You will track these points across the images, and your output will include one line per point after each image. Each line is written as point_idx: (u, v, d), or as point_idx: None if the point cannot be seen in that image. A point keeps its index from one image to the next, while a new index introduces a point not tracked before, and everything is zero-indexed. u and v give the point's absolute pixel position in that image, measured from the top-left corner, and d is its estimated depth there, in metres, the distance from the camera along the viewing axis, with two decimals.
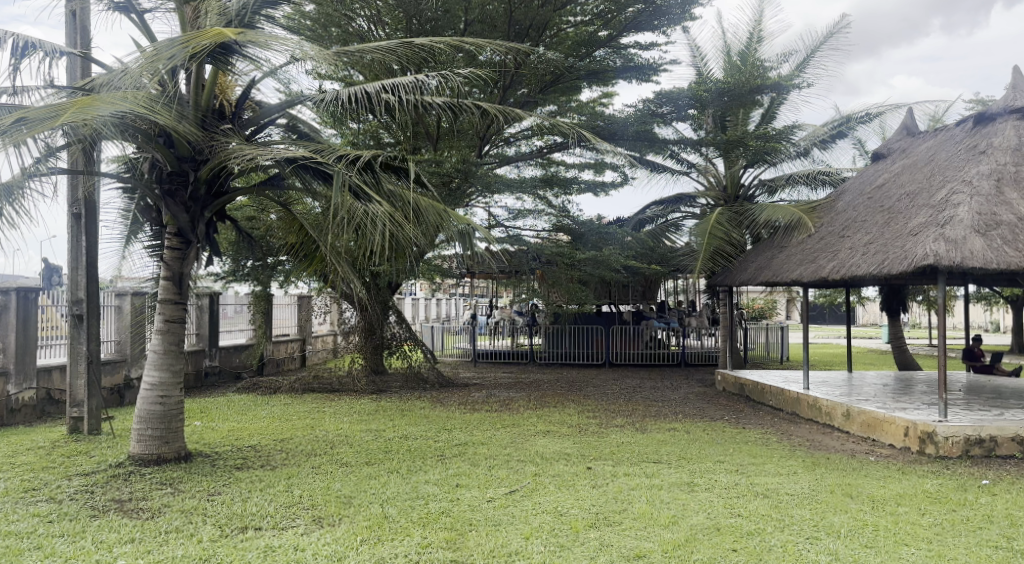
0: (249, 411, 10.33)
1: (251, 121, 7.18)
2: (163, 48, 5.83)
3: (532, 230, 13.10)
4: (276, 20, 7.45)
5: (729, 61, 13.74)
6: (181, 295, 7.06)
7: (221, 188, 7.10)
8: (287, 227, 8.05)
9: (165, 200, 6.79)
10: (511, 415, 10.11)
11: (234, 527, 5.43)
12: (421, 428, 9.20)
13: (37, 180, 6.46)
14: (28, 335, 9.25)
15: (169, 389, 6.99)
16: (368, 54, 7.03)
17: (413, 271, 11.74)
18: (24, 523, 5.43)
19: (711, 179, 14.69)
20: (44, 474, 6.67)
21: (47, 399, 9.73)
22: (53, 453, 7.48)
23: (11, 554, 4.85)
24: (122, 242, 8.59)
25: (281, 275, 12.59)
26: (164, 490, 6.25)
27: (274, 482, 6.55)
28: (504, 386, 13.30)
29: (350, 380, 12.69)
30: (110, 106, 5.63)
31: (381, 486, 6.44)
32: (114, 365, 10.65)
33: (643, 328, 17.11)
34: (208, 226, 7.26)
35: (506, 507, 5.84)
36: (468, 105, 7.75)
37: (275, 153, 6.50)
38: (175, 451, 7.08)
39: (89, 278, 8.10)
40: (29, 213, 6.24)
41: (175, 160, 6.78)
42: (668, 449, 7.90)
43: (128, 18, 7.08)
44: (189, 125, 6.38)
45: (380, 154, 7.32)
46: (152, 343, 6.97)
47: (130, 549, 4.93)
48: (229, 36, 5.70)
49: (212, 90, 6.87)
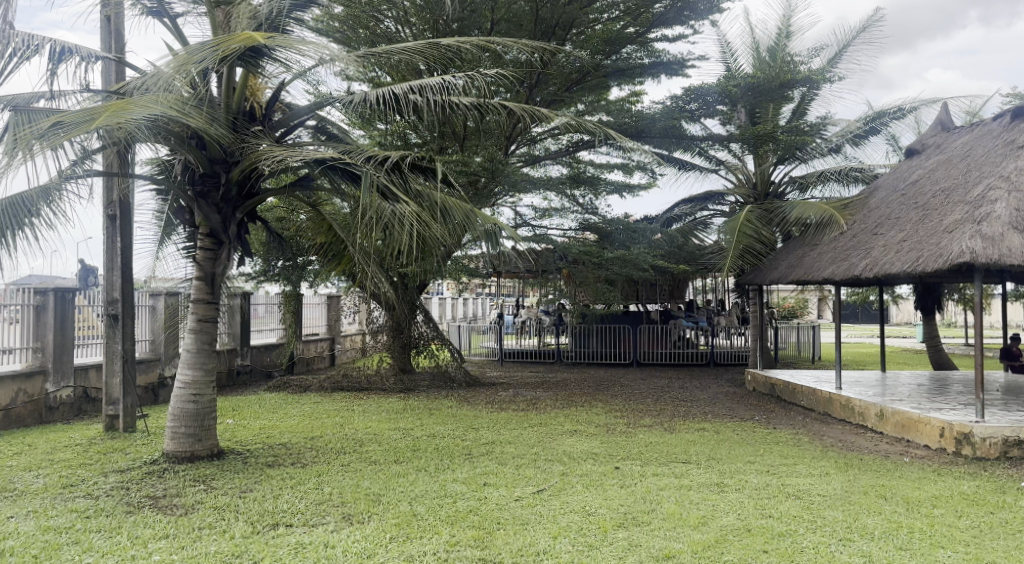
0: (280, 410, 10.40)
1: (283, 123, 7.31)
2: (195, 51, 5.94)
3: (558, 229, 13.14)
4: (306, 22, 7.52)
5: (758, 57, 13.54)
6: (213, 295, 7.19)
7: (252, 188, 7.23)
8: (316, 227, 8.15)
9: (198, 202, 6.94)
10: (539, 416, 10.06)
11: (265, 523, 5.51)
12: (448, 427, 9.19)
13: (74, 183, 6.61)
14: (66, 335, 9.49)
15: (201, 388, 7.11)
16: (394, 55, 7.08)
17: (440, 270, 11.79)
18: (63, 517, 5.57)
19: (741, 177, 14.50)
20: (81, 471, 6.83)
21: (83, 398, 9.93)
22: (90, 450, 7.64)
23: (49, 549, 4.97)
24: (156, 243, 8.73)
25: (311, 275, 12.66)
26: (197, 487, 6.36)
27: (304, 479, 6.64)
28: (532, 386, 13.27)
29: (377, 379, 12.83)
30: (143, 109, 5.73)
31: (409, 485, 6.47)
32: (148, 364, 10.87)
33: (671, 328, 17.05)
34: (240, 227, 7.39)
35: (534, 507, 5.83)
36: (494, 106, 7.74)
37: (305, 154, 6.58)
38: (207, 449, 7.21)
39: (124, 279, 8.24)
40: (65, 214, 6.39)
41: (207, 162, 6.89)
42: (697, 449, 7.82)
43: (161, 23, 7.19)
44: (220, 127, 6.49)
45: (408, 154, 7.39)
46: (184, 343, 7.11)
47: (165, 545, 5.03)
48: (260, 40, 5.79)
49: (242, 92, 6.99)
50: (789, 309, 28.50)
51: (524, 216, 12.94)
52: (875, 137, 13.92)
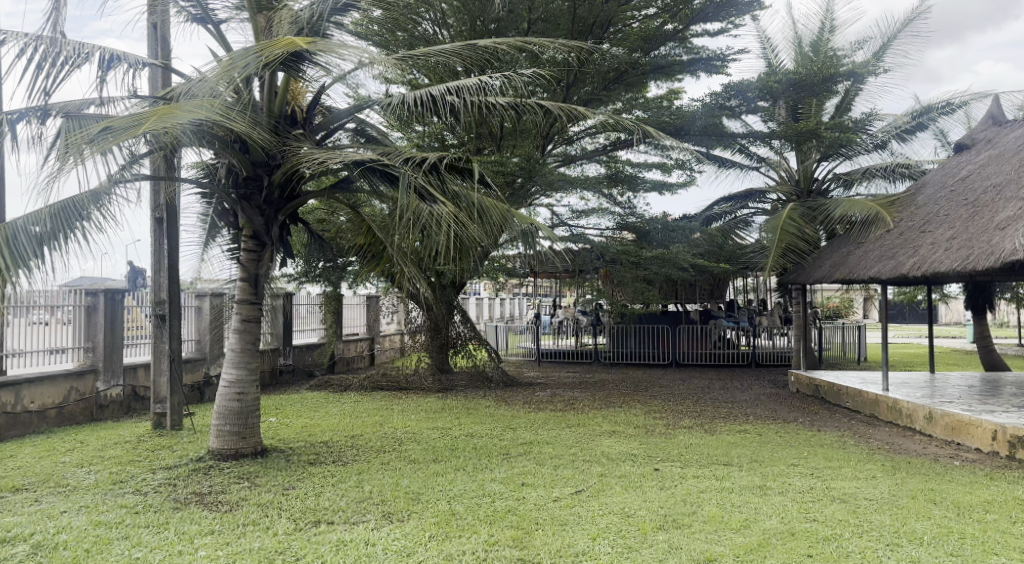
0: (322, 409, 10.56)
1: (323, 126, 7.42)
2: (239, 57, 6.05)
3: (595, 228, 13.08)
4: (345, 26, 7.62)
5: (799, 52, 13.29)
6: (256, 296, 7.34)
7: (294, 191, 7.35)
8: (356, 229, 8.25)
9: (242, 205, 7.10)
10: (577, 416, 10.02)
11: (307, 521, 5.59)
12: (486, 427, 9.23)
13: (123, 187, 6.81)
14: (116, 335, 9.78)
15: (245, 387, 7.26)
16: (431, 57, 7.14)
17: (477, 270, 11.83)
18: (113, 513, 5.74)
19: (783, 174, 14.23)
20: (131, 468, 7.02)
21: (133, 396, 10.22)
22: (139, 447, 7.86)
23: (101, 543, 5.11)
24: (202, 246, 8.93)
25: (351, 275, 12.84)
26: (241, 483, 6.50)
27: (345, 477, 6.72)
28: (570, 387, 13.22)
29: (416, 378, 12.85)
30: (189, 114, 5.87)
31: (448, 484, 6.52)
32: (195, 363, 11.13)
33: (711, 328, 16.81)
34: (282, 229, 7.53)
35: (572, 507, 5.81)
36: (531, 105, 7.74)
37: (344, 156, 6.67)
38: (252, 446, 7.36)
39: (172, 281, 8.45)
40: (115, 217, 6.59)
41: (250, 165, 7.03)
42: (738, 451, 7.70)
43: (205, 29, 7.35)
44: (262, 131, 6.61)
45: (445, 155, 7.42)
46: (228, 342, 7.26)
47: (210, 541, 5.14)
48: (302, 45, 5.87)
49: (284, 97, 7.12)
50: (832, 309, 27.93)
51: (561, 216, 12.91)
52: (923, 132, 13.53)
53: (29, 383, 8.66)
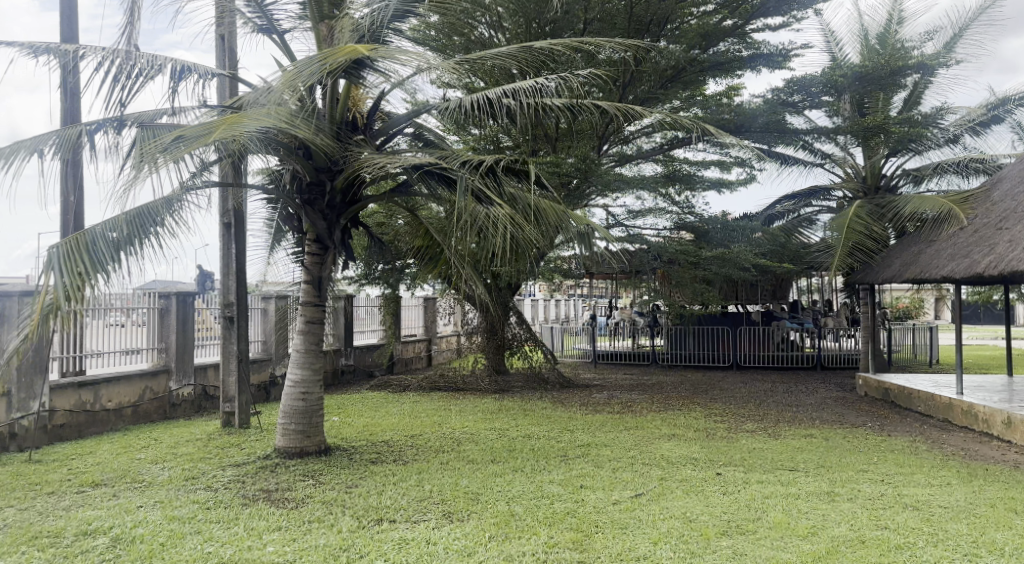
0: (382, 408, 10.74)
1: (382, 131, 7.58)
2: (303, 66, 6.21)
3: (653, 228, 12.94)
4: (404, 32, 7.73)
5: (866, 45, 12.87)
6: (320, 298, 7.52)
7: (355, 196, 7.52)
8: (414, 232, 8.38)
9: (305, 209, 7.31)
10: (636, 418, 9.92)
11: (370, 518, 5.70)
12: (543, 428, 9.23)
13: (194, 193, 7.07)
14: (187, 336, 10.17)
15: (310, 386, 7.44)
16: (488, 60, 7.19)
17: (533, 271, 11.85)
18: (186, 508, 5.96)
19: (849, 170, 13.79)
20: (202, 464, 7.29)
21: (203, 395, 10.60)
22: (210, 445, 8.15)
23: (175, 537, 5.31)
24: (268, 249, 9.21)
25: (409, 277, 13.03)
26: (306, 481, 6.67)
27: (406, 476, 6.82)
28: (628, 389, 13.09)
29: (473, 379, 13.02)
30: (256, 122, 6.06)
31: (507, 484, 6.55)
32: (261, 363, 11.49)
33: (773, 330, 16.27)
34: (344, 233, 7.70)
35: (632, 511, 5.76)
36: (588, 105, 7.71)
37: (403, 161, 6.77)
38: (316, 444, 7.54)
39: (240, 284, 8.75)
40: (186, 223, 6.84)
41: (313, 171, 7.22)
42: (804, 456, 7.50)
43: (270, 39, 7.56)
44: (325, 137, 6.77)
45: (502, 158, 7.46)
46: (293, 343, 7.46)
47: (278, 536, 5.29)
48: (364, 52, 6.00)
49: (345, 104, 7.28)
50: (902, 310, 26.89)
51: (617, 216, 12.81)
52: (1000, 125, 12.90)
53: (107, 382, 9.07)
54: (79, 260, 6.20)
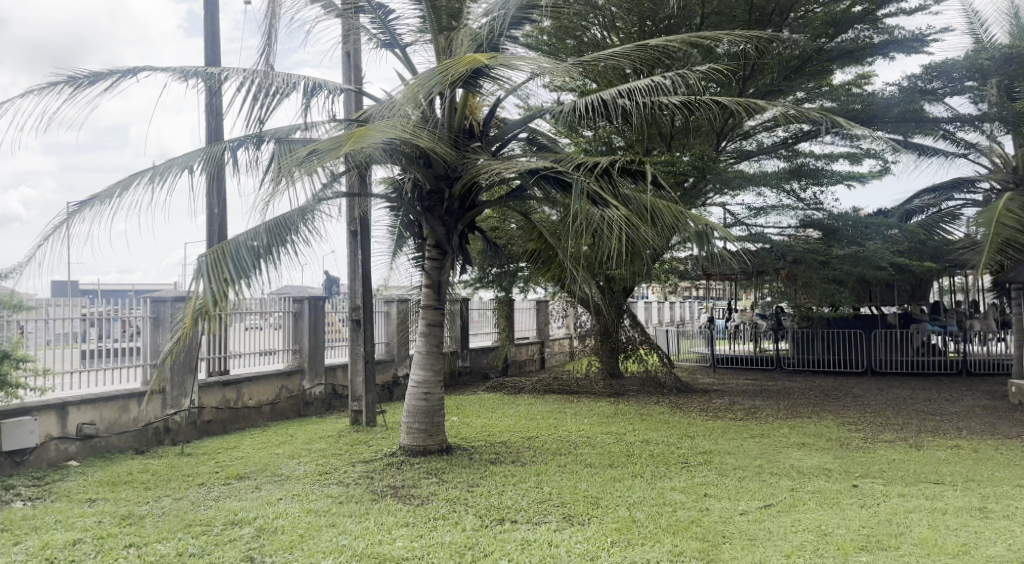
0: (499, 410, 10.92)
1: (498, 137, 7.72)
2: (426, 77, 6.41)
3: (776, 227, 12.42)
4: (519, 38, 7.84)
5: (1016, 23, 11.82)
6: (439, 301, 7.75)
7: (472, 201, 7.70)
8: (528, 235, 8.47)
9: (426, 216, 7.57)
10: (760, 425, 9.55)
11: (492, 518, 5.80)
12: (662, 433, 9.07)
13: (325, 203, 7.48)
14: (317, 338, 10.76)
15: (431, 387, 7.68)
16: (603, 61, 7.16)
17: (649, 273, 11.68)
18: (322, 501, 6.30)
19: (997, 160, 12.69)
20: (334, 460, 7.68)
21: (332, 394, 11.17)
22: (340, 441, 8.58)
23: (313, 528, 5.61)
24: (390, 255, 9.60)
25: (522, 280, 13.18)
26: (430, 479, 6.88)
27: (525, 477, 6.90)
28: (749, 394, 12.63)
29: (587, 382, 12.95)
30: (382, 134, 6.32)
31: (628, 489, 6.48)
32: (385, 364, 11.97)
33: (912, 333, 15.31)
34: (461, 238, 7.90)
35: (761, 521, 5.55)
36: (706, 102, 7.51)
37: (519, 166, 6.86)
38: (438, 444, 7.77)
39: (365, 288, 9.17)
40: (318, 230, 7.25)
41: (433, 178, 7.45)
42: (952, 469, 6.95)
43: (393, 54, 7.88)
44: (445, 145, 6.97)
45: (617, 159, 7.40)
46: (415, 345, 7.73)
47: (406, 532, 5.49)
48: (483, 62, 6.12)
49: (463, 112, 7.46)
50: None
51: (737, 215, 12.39)
52: None
53: (249, 381, 9.74)
54: (225, 267, 6.68)
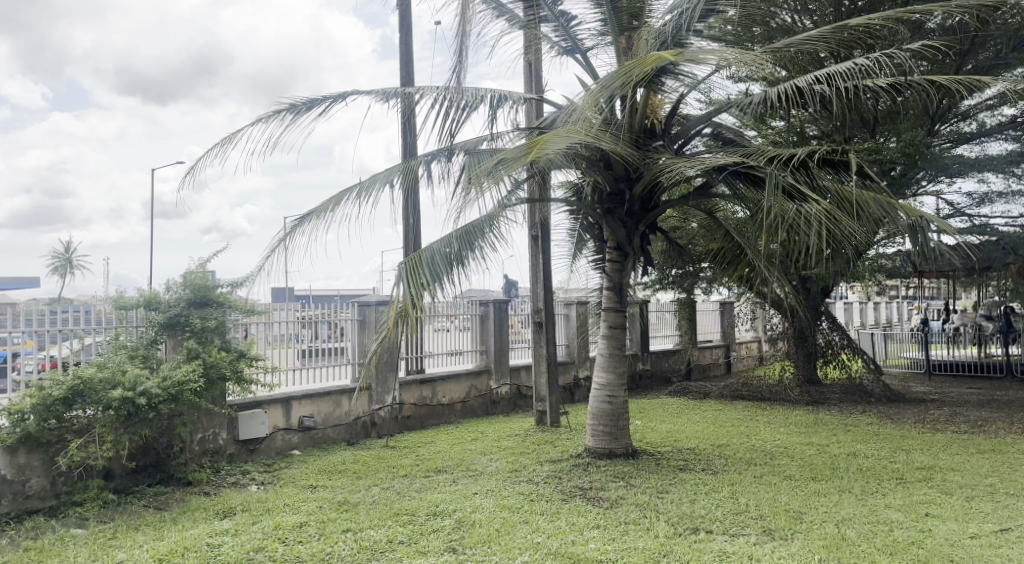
0: (685, 415, 10.61)
1: (681, 135, 7.50)
2: (609, 80, 6.35)
3: (1005, 217, 10.95)
4: (703, 31, 7.58)
5: None
6: (621, 304, 7.71)
7: (654, 202, 7.55)
8: (712, 235, 8.17)
9: (606, 218, 7.55)
10: (989, 441, 8.45)
11: (686, 526, 5.64)
12: (870, 446, 8.32)
13: (509, 209, 7.70)
14: (503, 340, 11.11)
15: (615, 390, 7.63)
16: (796, 48, 6.71)
17: (849, 271, 10.78)
18: (514, 498, 6.48)
19: None
20: (523, 459, 7.88)
21: (518, 395, 11.48)
22: (527, 441, 8.78)
23: (507, 524, 5.77)
24: (570, 258, 9.70)
25: (705, 281, 12.73)
26: (618, 482, 6.84)
27: (718, 487, 6.63)
28: (974, 405, 11.22)
29: (780, 388, 12.16)
30: (565, 139, 6.37)
31: (834, 505, 6.01)
32: (567, 366, 12.10)
33: None
34: (643, 239, 7.78)
35: (999, 549, 4.90)
36: (917, 82, 6.78)
37: (705, 163, 6.61)
38: (624, 447, 7.70)
39: (547, 291, 9.34)
40: (504, 236, 7.48)
41: (613, 181, 7.41)
42: None
43: (574, 59, 7.96)
44: (627, 147, 6.89)
45: (813, 150, 6.90)
46: (598, 347, 7.74)
47: (598, 535, 5.49)
48: (669, 59, 5.95)
49: (644, 111, 7.32)
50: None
51: (955, 205, 11.09)
52: None
53: (443, 380, 10.29)
54: (422, 273, 7.09)
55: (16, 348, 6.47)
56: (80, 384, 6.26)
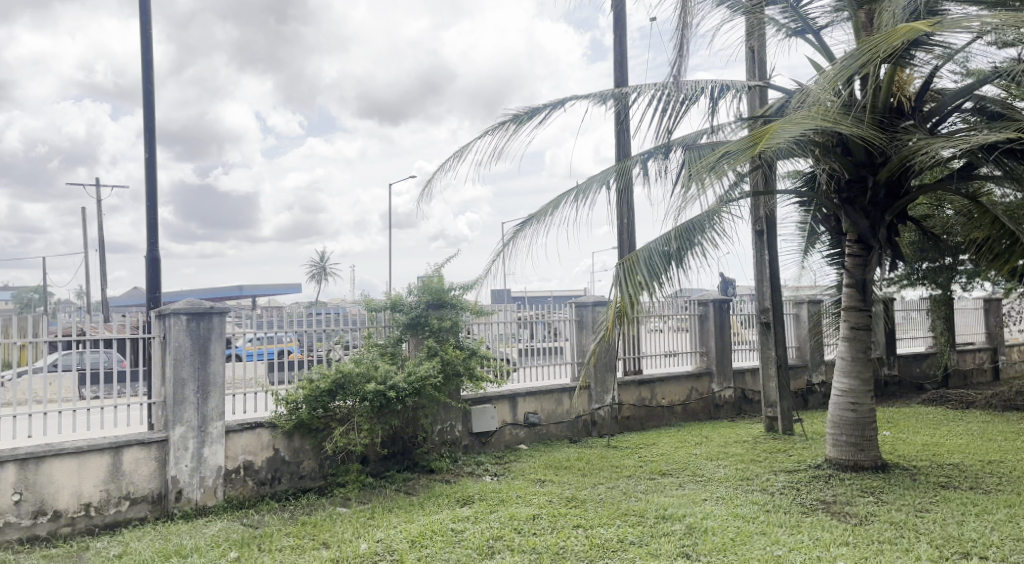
0: (944, 426, 9.40)
1: (935, 112, 6.64)
2: (848, 59, 5.76)
3: None
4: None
5: None
6: (865, 302, 7.03)
7: (903, 188, 6.77)
8: (974, 223, 7.15)
9: (846, 209, 6.92)
10: None
11: (956, 552, 4.98)
12: None
13: (732, 204, 7.34)
14: (725, 342, 10.67)
15: (860, 397, 6.98)
16: None
17: None
18: (748, 507, 6.17)
19: None
20: (754, 466, 7.49)
21: (743, 399, 10.95)
22: (757, 448, 8.33)
23: (742, 533, 5.50)
24: (800, 253, 9.05)
25: (965, 275, 11.21)
26: (867, 498, 6.23)
27: (994, 509, 5.78)
28: None
29: None
30: (798, 127, 5.90)
31: None
32: (798, 369, 11.31)
33: None
34: (890, 230, 7.02)
35: None
36: None
37: (970, 142, 5.78)
38: (871, 459, 7.01)
39: (775, 289, 8.81)
40: (727, 233, 7.13)
41: (853, 167, 6.75)
42: None
43: (805, 40, 7.43)
44: (871, 130, 6.22)
45: None
46: (837, 350, 7.14)
47: (848, 553, 5.03)
48: (924, 30, 5.21)
49: (889, 89, 6.57)
50: None
51: None
52: None
53: (661, 381, 10.12)
54: (640, 273, 6.97)
55: (283, 346, 7.28)
56: (342, 377, 7.02)
